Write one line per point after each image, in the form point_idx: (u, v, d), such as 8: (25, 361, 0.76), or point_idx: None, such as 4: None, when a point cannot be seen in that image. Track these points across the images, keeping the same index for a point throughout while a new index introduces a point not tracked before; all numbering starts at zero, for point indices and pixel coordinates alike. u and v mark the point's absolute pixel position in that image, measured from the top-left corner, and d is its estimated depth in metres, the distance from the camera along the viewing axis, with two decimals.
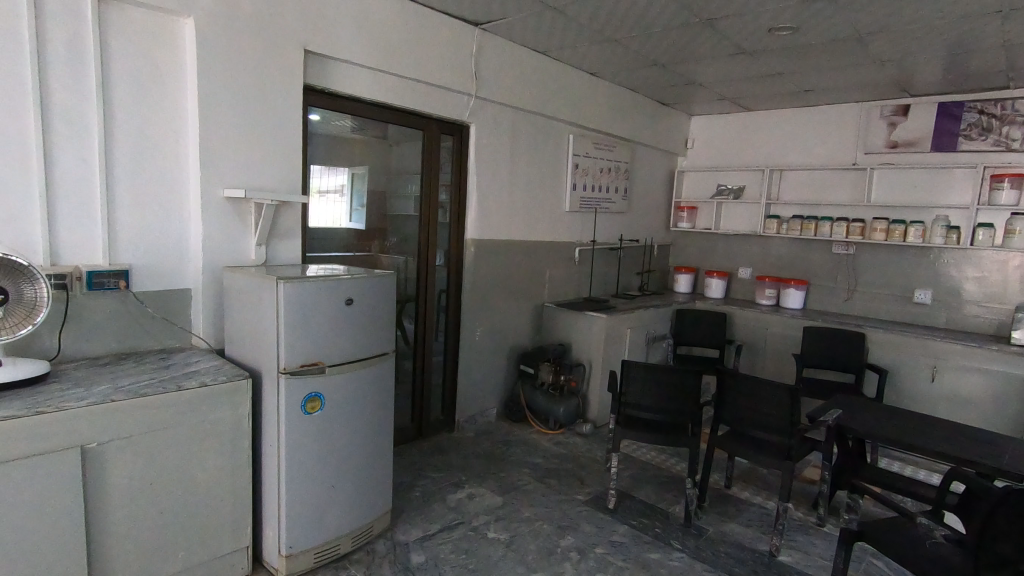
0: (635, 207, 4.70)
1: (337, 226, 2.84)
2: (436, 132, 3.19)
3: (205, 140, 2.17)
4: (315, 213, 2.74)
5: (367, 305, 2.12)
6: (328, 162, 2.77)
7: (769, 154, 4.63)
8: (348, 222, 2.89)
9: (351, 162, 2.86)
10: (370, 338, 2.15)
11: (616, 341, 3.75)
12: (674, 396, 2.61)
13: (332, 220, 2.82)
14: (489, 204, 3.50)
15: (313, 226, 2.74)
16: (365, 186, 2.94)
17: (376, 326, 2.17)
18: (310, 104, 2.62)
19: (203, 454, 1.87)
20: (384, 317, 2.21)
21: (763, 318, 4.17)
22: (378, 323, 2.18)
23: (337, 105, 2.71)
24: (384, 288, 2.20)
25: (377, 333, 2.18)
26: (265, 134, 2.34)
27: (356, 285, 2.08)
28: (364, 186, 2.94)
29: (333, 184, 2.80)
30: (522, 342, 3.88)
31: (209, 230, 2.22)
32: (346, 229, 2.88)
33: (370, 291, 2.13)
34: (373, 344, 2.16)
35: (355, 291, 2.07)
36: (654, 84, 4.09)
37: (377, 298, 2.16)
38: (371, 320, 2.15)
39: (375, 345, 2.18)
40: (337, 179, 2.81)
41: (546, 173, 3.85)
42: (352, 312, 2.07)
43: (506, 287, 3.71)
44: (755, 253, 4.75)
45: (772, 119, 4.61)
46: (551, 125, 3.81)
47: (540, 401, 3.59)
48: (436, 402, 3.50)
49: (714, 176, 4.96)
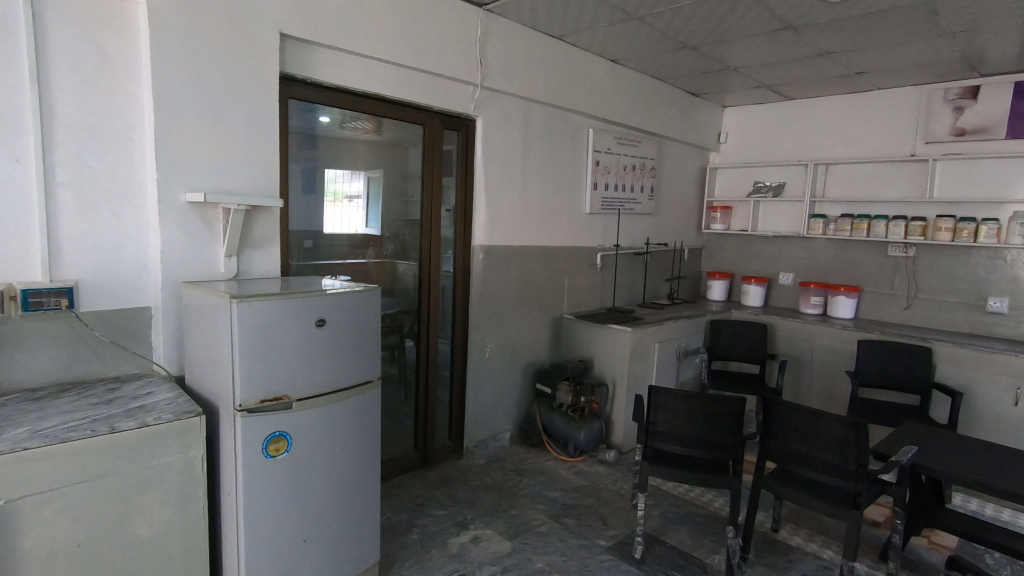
0: (663, 207, 4.30)
1: (352, 233, 2.64)
2: (438, 127, 2.86)
3: (163, 135, 1.90)
4: (332, 218, 2.55)
5: (343, 326, 1.80)
6: (327, 163, 2.51)
7: (813, 147, 4.17)
8: (365, 228, 2.69)
9: (368, 165, 2.65)
10: (348, 364, 1.82)
11: (643, 356, 3.36)
12: (712, 430, 2.21)
13: (349, 228, 2.62)
14: (500, 206, 3.17)
15: (329, 231, 2.55)
16: (383, 189, 2.73)
17: (355, 350, 1.84)
18: (299, 98, 2.34)
19: (145, 507, 1.57)
20: (365, 339, 1.88)
21: (809, 329, 3.72)
22: (357, 346, 1.85)
23: (326, 98, 2.42)
24: (365, 306, 1.87)
25: (355, 359, 1.85)
26: (235, 130, 2.06)
27: (328, 303, 1.75)
28: (382, 189, 2.73)
29: (351, 191, 2.60)
30: (539, 357, 3.53)
31: (170, 240, 1.94)
32: (362, 234, 2.68)
33: (346, 310, 1.81)
34: (353, 372, 1.84)
35: (326, 311, 1.75)
36: (684, 70, 3.70)
37: (356, 317, 1.84)
38: (349, 344, 1.82)
39: (354, 373, 1.85)
40: (354, 186, 2.61)
41: (563, 172, 3.50)
42: (324, 335, 1.75)
43: (520, 298, 3.36)
44: (799, 257, 4.30)
45: (815, 108, 4.16)
46: (569, 118, 3.46)
47: (558, 424, 3.23)
48: (443, 426, 3.17)
49: (751, 173, 4.53)
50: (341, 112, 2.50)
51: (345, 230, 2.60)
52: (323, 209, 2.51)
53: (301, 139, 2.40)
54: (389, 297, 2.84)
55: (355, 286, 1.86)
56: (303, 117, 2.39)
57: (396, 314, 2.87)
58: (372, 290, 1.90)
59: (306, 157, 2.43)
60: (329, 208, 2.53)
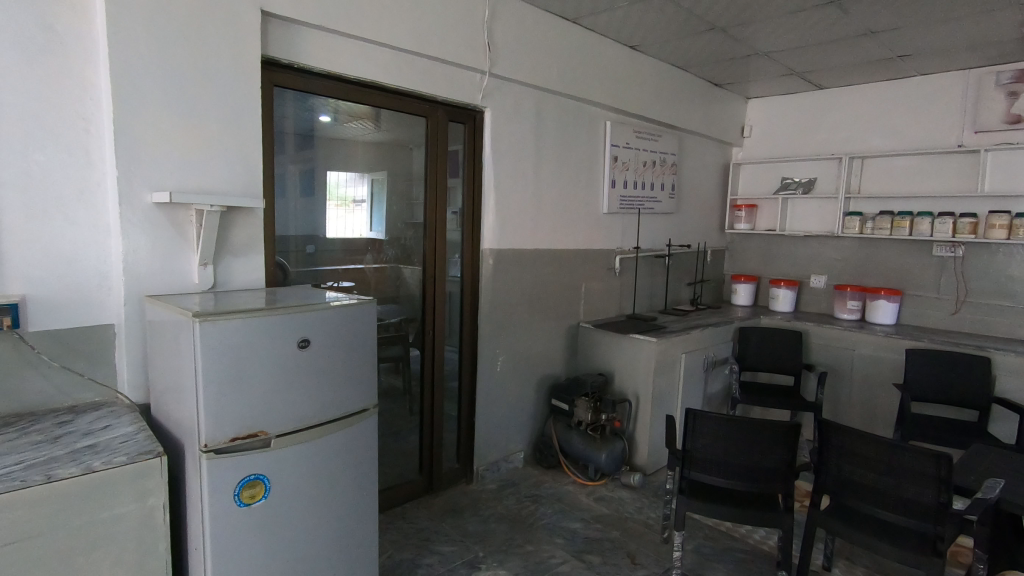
0: (684, 207, 4.02)
1: (356, 238, 2.40)
2: (443, 119, 2.60)
3: (124, 126, 1.64)
4: (334, 224, 2.32)
5: (331, 347, 1.53)
6: (324, 162, 2.25)
7: (847, 139, 3.87)
8: (369, 232, 2.44)
9: (369, 166, 2.40)
10: (337, 392, 1.56)
11: (669, 368, 3.07)
12: (760, 460, 1.92)
13: (350, 234, 2.38)
14: (511, 206, 2.90)
15: (331, 236, 2.31)
16: (385, 191, 2.48)
17: (346, 375, 1.58)
18: (291, 88, 2.10)
19: (92, 570, 1.31)
20: (358, 361, 1.61)
21: (847, 336, 3.41)
22: (348, 371, 1.58)
23: (322, 88, 2.17)
24: (356, 322, 1.60)
25: (346, 385, 1.58)
26: (209, 120, 1.80)
27: (312, 320, 1.48)
28: (385, 191, 2.48)
29: (354, 195, 2.37)
30: (554, 370, 3.25)
31: (135, 247, 1.68)
32: (366, 239, 2.43)
33: (334, 328, 1.54)
34: (344, 400, 1.58)
35: (311, 331, 1.48)
36: (708, 57, 3.42)
37: (347, 335, 1.57)
38: (338, 368, 1.55)
39: (346, 402, 1.58)
40: (359, 190, 2.38)
41: (580, 169, 3.23)
42: (307, 359, 1.48)
43: (533, 306, 3.08)
44: (831, 258, 3.99)
45: (849, 96, 3.86)
46: (584, 110, 3.19)
47: (577, 444, 2.95)
48: (450, 447, 2.89)
49: (778, 168, 4.24)
50: (339, 105, 2.26)
51: (348, 236, 2.36)
52: (324, 214, 2.28)
53: (296, 136, 2.15)
54: (394, 306, 2.58)
55: (345, 300, 1.59)
56: (297, 111, 2.15)
57: (398, 325, 2.61)
58: (365, 303, 1.63)
59: (300, 155, 2.18)
60: (331, 212, 2.30)
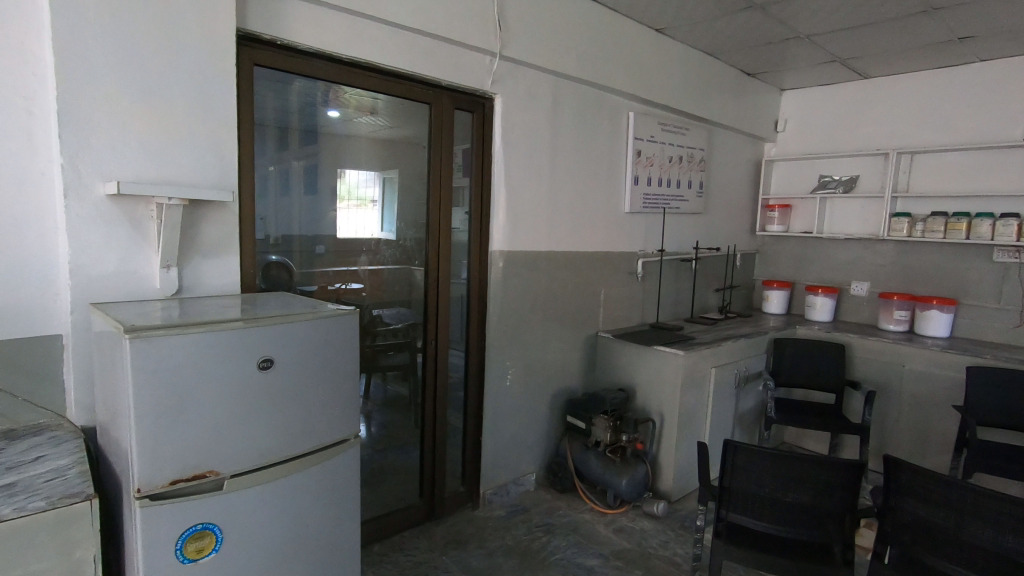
0: (713, 206, 3.72)
1: (365, 238, 2.19)
2: (448, 106, 2.34)
3: (70, 105, 1.41)
4: (346, 223, 2.13)
5: (301, 367, 1.28)
6: (332, 159, 2.05)
7: (894, 133, 3.54)
8: (380, 231, 2.24)
9: (380, 163, 2.20)
10: (309, 419, 1.31)
11: (697, 383, 2.78)
12: (812, 501, 1.63)
13: (363, 234, 2.19)
14: (524, 204, 2.63)
15: (342, 236, 2.13)
16: (397, 194, 2.27)
17: (321, 399, 1.33)
18: (287, 71, 1.89)
19: None
20: (335, 383, 1.36)
21: (896, 350, 3.08)
22: (324, 396, 1.34)
23: (322, 73, 1.96)
24: (331, 336, 1.35)
25: (320, 411, 1.33)
26: (173, 101, 1.57)
27: (274, 335, 1.23)
28: (397, 194, 2.27)
29: (367, 195, 2.17)
30: (570, 384, 2.97)
31: (84, 247, 1.45)
32: (377, 240, 2.23)
33: (305, 344, 1.29)
34: (319, 429, 1.33)
35: (273, 348, 1.23)
36: (741, 42, 3.12)
37: (322, 352, 1.33)
38: (311, 392, 1.31)
39: (320, 432, 1.34)
40: (370, 191, 2.18)
41: (600, 164, 2.95)
42: (269, 381, 1.23)
43: (548, 314, 2.81)
44: (875, 262, 3.65)
45: (896, 86, 3.52)
46: (606, 99, 2.92)
47: (595, 467, 2.68)
48: (455, 469, 2.64)
49: (816, 165, 3.92)
50: (345, 96, 2.06)
51: (360, 235, 2.17)
52: (335, 213, 2.09)
53: (299, 128, 1.95)
54: (404, 310, 2.37)
55: (321, 311, 1.34)
56: (298, 100, 1.95)
57: (405, 331, 2.39)
58: (343, 314, 1.38)
59: (306, 151, 1.98)
60: (342, 212, 2.11)
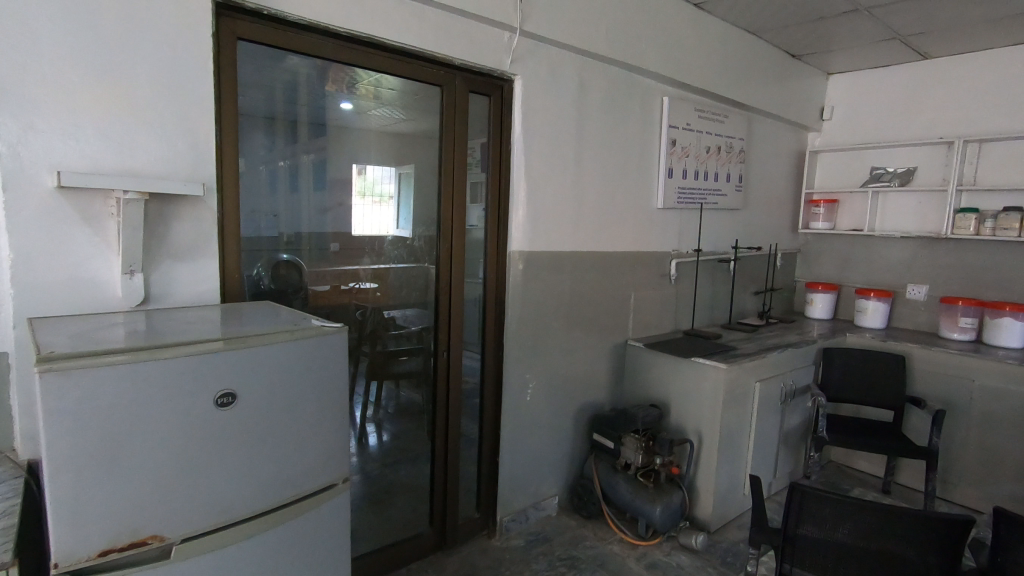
0: (753, 201, 3.40)
1: (378, 235, 1.98)
2: (461, 89, 2.08)
3: (8, 81, 1.18)
4: (359, 217, 1.91)
5: (265, 402, 1.04)
6: (340, 152, 1.84)
7: (959, 119, 3.18)
8: (395, 229, 2.02)
9: (396, 159, 1.99)
10: (270, 465, 1.07)
11: (740, 400, 2.48)
12: (897, 559, 1.34)
13: (373, 231, 1.96)
14: (547, 199, 2.36)
15: (358, 234, 1.92)
16: (413, 192, 2.05)
17: (288, 440, 1.09)
18: (281, 48, 1.64)
19: None
20: (304, 419, 1.12)
21: (965, 362, 2.74)
22: (293, 436, 1.10)
23: (320, 51, 1.71)
24: (298, 362, 1.10)
25: (284, 455, 1.09)
26: (134, 78, 1.34)
27: (225, 362, 0.98)
28: (413, 191, 2.05)
29: (384, 191, 1.97)
30: (596, 398, 2.70)
31: (29, 250, 1.22)
32: (391, 238, 2.02)
33: (269, 374, 1.05)
34: (283, 478, 1.10)
35: (230, 379, 0.99)
36: (788, 18, 2.80)
37: (289, 382, 1.08)
38: (274, 433, 1.07)
39: (284, 483, 1.10)
40: (387, 187, 1.98)
41: (631, 155, 2.67)
42: (224, 420, 0.99)
43: (573, 321, 2.54)
44: (935, 264, 3.30)
45: (961, 67, 3.16)
46: (637, 83, 2.63)
47: (624, 492, 2.41)
48: (469, 493, 2.39)
49: (866, 156, 3.57)
50: (359, 87, 1.85)
51: (372, 232, 1.95)
52: (348, 207, 1.88)
53: (307, 121, 1.74)
54: (420, 313, 2.15)
55: (296, 330, 1.11)
56: (300, 87, 1.73)
57: (419, 336, 2.16)
58: (316, 335, 1.14)
59: (315, 145, 1.77)
60: (356, 205, 1.90)
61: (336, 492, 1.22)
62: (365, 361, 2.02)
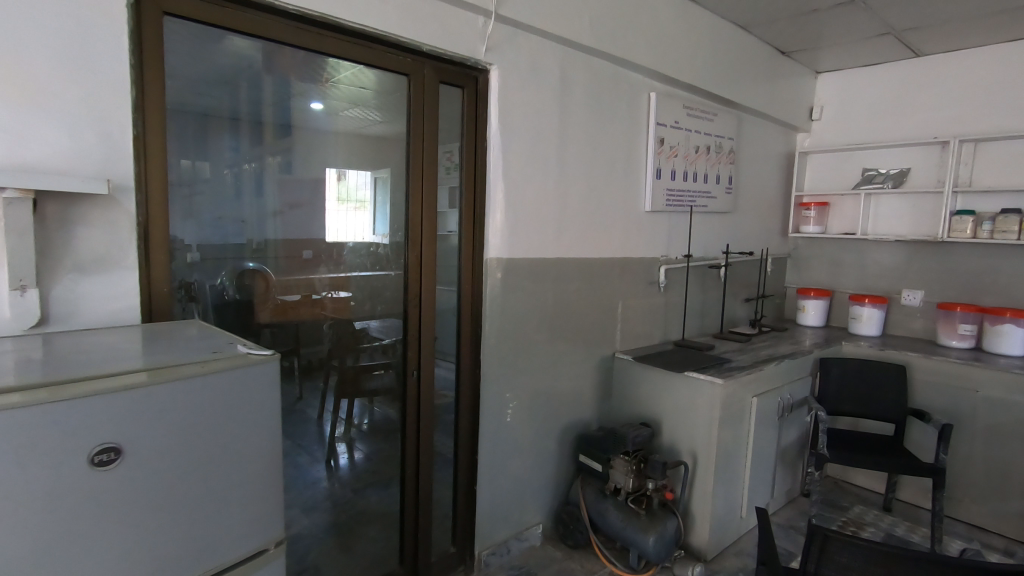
0: (743, 204, 3.25)
1: (355, 241, 1.80)
2: (430, 80, 1.88)
3: None
4: (334, 222, 1.74)
5: (153, 461, 0.88)
6: (309, 156, 1.67)
7: (953, 119, 3.07)
8: (371, 234, 1.84)
9: (372, 162, 1.82)
10: (153, 544, 0.89)
11: (737, 417, 2.30)
12: None
13: (348, 238, 1.78)
14: (528, 202, 2.16)
15: (330, 240, 1.74)
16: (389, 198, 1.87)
17: (183, 508, 0.92)
18: (219, 26, 1.42)
19: None
20: (207, 478, 0.95)
21: (968, 372, 2.61)
22: (189, 503, 0.93)
23: (265, 31, 1.49)
24: (199, 404, 0.93)
25: (171, 530, 0.91)
26: (28, 56, 1.11)
27: (103, 407, 0.82)
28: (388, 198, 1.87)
29: (360, 194, 1.80)
30: (582, 416, 2.51)
31: None
32: (369, 244, 1.84)
33: (160, 425, 0.88)
34: (172, 559, 0.92)
35: (108, 432, 0.83)
36: (780, 10, 2.65)
37: (185, 435, 0.91)
38: (164, 501, 0.89)
39: (179, 562, 0.93)
40: (364, 190, 1.81)
41: (616, 154, 2.49)
42: (100, 483, 0.83)
43: (557, 334, 2.34)
44: (930, 269, 3.18)
45: (955, 65, 3.05)
46: (623, 77, 2.46)
47: (614, 520, 2.20)
48: (444, 525, 2.17)
49: (857, 157, 3.45)
50: (332, 85, 1.68)
51: (348, 238, 1.78)
52: (319, 213, 1.70)
53: (273, 123, 1.57)
54: (396, 323, 1.94)
55: (205, 362, 0.96)
56: (267, 87, 1.55)
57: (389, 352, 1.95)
58: (218, 371, 0.95)
59: (281, 148, 1.59)
60: (331, 210, 1.73)
61: (256, 567, 1.05)
62: (338, 374, 1.85)
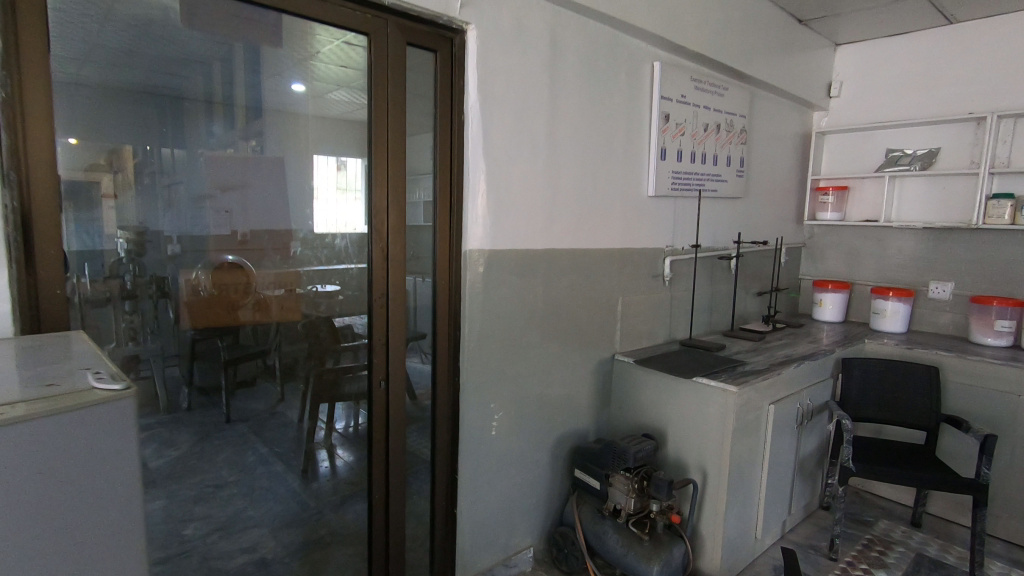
0: (755, 188, 2.97)
1: (346, 233, 1.59)
2: (397, 40, 1.61)
3: None
4: (326, 212, 1.55)
5: None
6: (290, 137, 1.48)
7: (989, 92, 2.77)
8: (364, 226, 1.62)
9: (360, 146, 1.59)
10: None
11: (751, 428, 2.04)
12: None
13: (339, 229, 1.58)
14: (514, 185, 1.89)
15: (320, 232, 1.55)
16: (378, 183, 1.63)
17: None
18: None
19: None
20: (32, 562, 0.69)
21: (1010, 375, 2.33)
22: None
23: None
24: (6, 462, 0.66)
25: None
26: None
27: None
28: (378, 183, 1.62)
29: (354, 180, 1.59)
30: (578, 426, 2.25)
31: None
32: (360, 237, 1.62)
33: None
34: None
35: None
36: None
37: None
38: None
39: None
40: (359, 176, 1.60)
41: (616, 131, 2.21)
42: None
43: (549, 334, 2.08)
44: (962, 258, 2.89)
45: (992, 32, 2.75)
46: (623, 44, 2.17)
47: (613, 545, 1.95)
48: (420, 553, 1.92)
49: (880, 137, 3.16)
50: (315, 60, 1.48)
51: (339, 230, 1.58)
52: (298, 200, 1.50)
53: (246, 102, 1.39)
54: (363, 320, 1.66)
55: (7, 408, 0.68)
56: (241, 62, 1.37)
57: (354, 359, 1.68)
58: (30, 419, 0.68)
59: (250, 132, 1.41)
60: (321, 199, 1.54)
61: None
62: (313, 377, 1.61)
